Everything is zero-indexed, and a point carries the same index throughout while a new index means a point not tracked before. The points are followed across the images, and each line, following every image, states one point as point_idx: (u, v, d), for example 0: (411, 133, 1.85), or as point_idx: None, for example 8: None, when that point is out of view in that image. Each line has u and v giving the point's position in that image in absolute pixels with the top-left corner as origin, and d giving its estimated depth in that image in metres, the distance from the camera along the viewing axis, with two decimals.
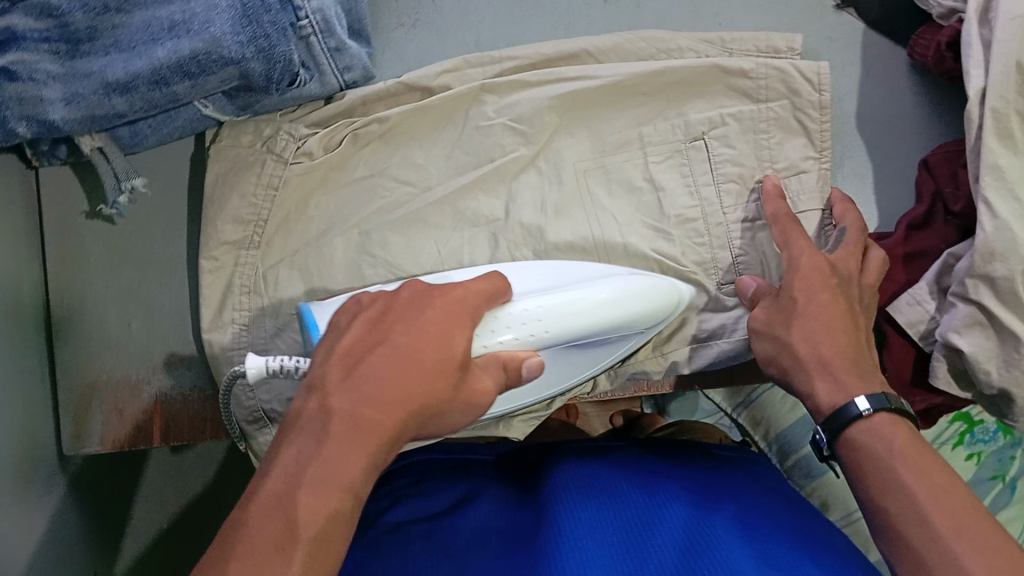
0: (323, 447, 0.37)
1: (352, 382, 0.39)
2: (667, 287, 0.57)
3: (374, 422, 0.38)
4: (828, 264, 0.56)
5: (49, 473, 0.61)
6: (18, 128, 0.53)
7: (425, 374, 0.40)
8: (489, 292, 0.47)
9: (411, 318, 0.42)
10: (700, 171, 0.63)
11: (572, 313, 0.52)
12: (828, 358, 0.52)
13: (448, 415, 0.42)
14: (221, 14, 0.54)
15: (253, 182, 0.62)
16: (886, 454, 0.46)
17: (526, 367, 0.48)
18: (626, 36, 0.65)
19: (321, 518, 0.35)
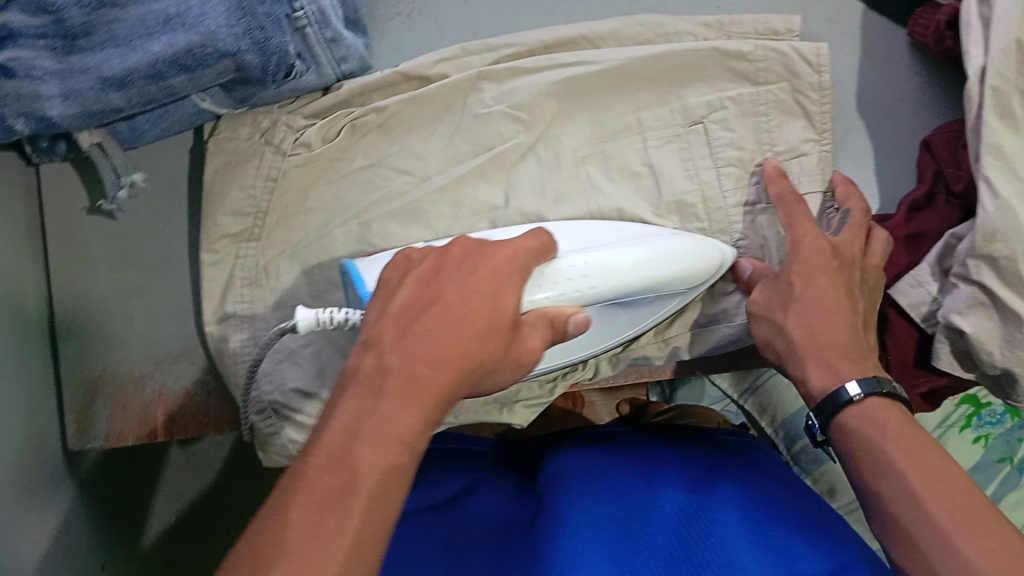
0: (380, 403, 0.36)
1: (407, 340, 0.38)
2: (709, 250, 0.56)
3: (428, 380, 0.37)
4: (830, 248, 0.56)
5: (56, 468, 0.61)
6: (17, 125, 0.53)
7: (479, 332, 0.39)
8: (536, 248, 0.46)
9: (462, 276, 0.41)
10: (700, 155, 0.63)
11: (617, 272, 0.51)
12: (823, 345, 0.51)
13: (501, 373, 0.41)
14: (216, 7, 0.53)
15: (252, 174, 0.62)
16: (878, 437, 0.46)
17: (574, 323, 0.45)
18: (624, 20, 0.64)
19: (381, 470, 0.35)
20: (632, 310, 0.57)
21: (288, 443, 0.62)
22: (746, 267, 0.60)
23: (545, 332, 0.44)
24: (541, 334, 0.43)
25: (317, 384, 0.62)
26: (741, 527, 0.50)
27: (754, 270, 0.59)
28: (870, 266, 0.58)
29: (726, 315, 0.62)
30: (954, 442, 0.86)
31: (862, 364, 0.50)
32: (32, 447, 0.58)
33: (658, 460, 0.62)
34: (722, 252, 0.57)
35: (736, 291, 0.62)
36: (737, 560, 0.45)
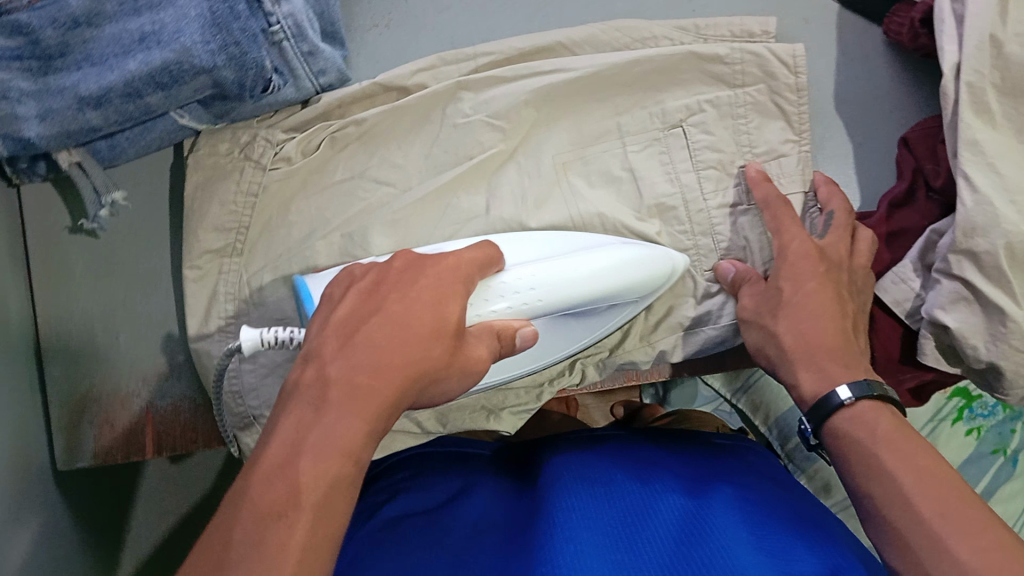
0: (321, 416, 0.36)
1: (349, 350, 0.39)
2: (664, 258, 0.58)
3: (371, 389, 0.37)
4: (817, 249, 0.56)
5: (44, 489, 0.61)
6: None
7: (424, 339, 0.40)
8: (482, 260, 0.47)
9: (405, 287, 0.42)
10: (680, 158, 0.63)
11: (565, 281, 0.52)
12: (815, 347, 0.52)
13: (447, 382, 0.42)
14: (190, 23, 0.54)
15: (233, 189, 0.62)
16: (869, 440, 0.46)
17: (521, 335, 0.47)
18: (600, 26, 0.65)
19: (326, 482, 0.35)
20: (585, 317, 0.58)
21: None
22: (728, 269, 0.60)
23: (491, 342, 0.45)
24: (489, 345, 0.45)
25: None
26: (739, 527, 0.49)
27: (735, 272, 0.60)
28: (858, 267, 0.58)
29: (711, 317, 0.62)
30: (946, 437, 0.86)
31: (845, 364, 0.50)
32: (19, 468, 0.58)
33: (655, 464, 0.62)
34: (676, 260, 0.59)
35: (721, 291, 0.62)
36: (734, 557, 0.45)
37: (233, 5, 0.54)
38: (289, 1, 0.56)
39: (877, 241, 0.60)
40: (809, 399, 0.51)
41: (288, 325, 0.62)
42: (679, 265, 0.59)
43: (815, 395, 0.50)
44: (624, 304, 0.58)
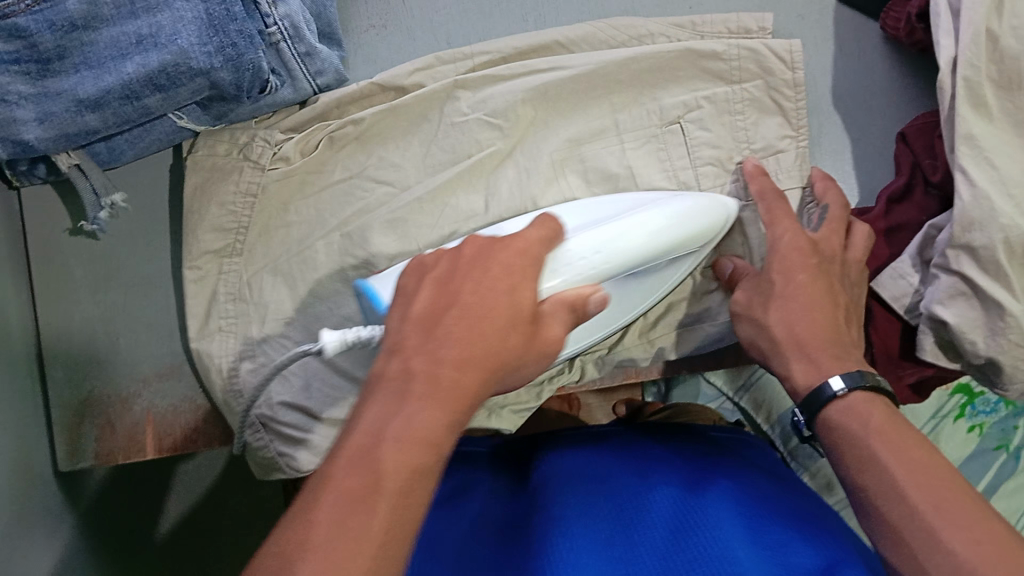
0: (406, 403, 0.36)
1: (431, 343, 0.38)
2: (718, 207, 0.57)
3: (456, 382, 0.37)
4: (810, 243, 0.56)
5: (48, 490, 0.61)
6: None
7: (501, 328, 0.39)
8: (547, 236, 0.46)
9: (477, 276, 0.41)
10: (677, 155, 0.63)
11: (629, 237, 0.51)
12: (806, 338, 0.52)
13: (518, 372, 0.41)
14: (187, 26, 0.54)
15: (232, 191, 0.62)
16: (861, 432, 0.46)
17: (595, 300, 0.44)
18: (596, 24, 0.65)
19: (407, 470, 0.34)
20: (647, 276, 0.57)
21: (277, 455, 0.63)
22: (727, 265, 0.60)
23: (563, 318, 0.43)
24: (561, 322, 0.43)
25: (306, 397, 0.62)
26: (736, 520, 0.49)
27: (734, 267, 0.60)
28: (852, 261, 0.58)
29: (713, 311, 0.62)
30: (947, 434, 0.86)
31: (842, 358, 0.50)
32: (22, 468, 0.58)
33: (655, 459, 0.62)
34: (729, 207, 0.58)
35: (717, 290, 0.62)
36: (729, 550, 0.45)
37: (229, 7, 0.54)
38: (284, 3, 0.57)
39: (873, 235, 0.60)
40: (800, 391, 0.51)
41: (288, 325, 0.62)
42: (733, 211, 0.58)
43: (807, 387, 0.50)
44: (681, 258, 0.57)
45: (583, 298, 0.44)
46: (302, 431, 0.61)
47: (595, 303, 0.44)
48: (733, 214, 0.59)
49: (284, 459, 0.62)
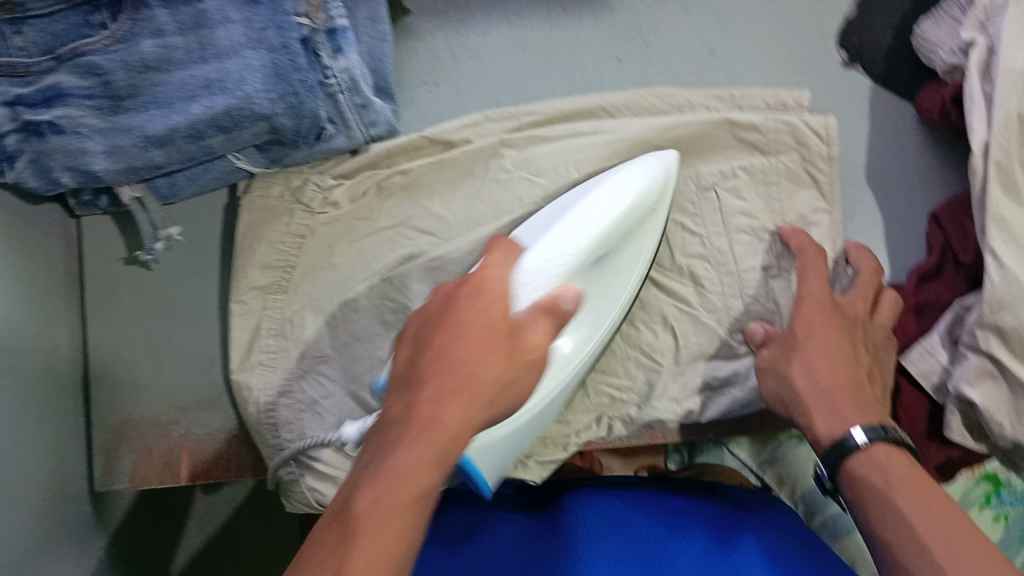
0: (384, 452, 0.39)
1: (410, 390, 0.42)
2: (650, 161, 0.60)
3: (436, 421, 0.40)
4: (832, 302, 0.59)
5: (81, 511, 0.63)
6: (62, 177, 0.57)
7: (476, 351, 0.42)
8: (501, 262, 0.50)
9: (445, 315, 0.45)
10: (712, 221, 0.65)
11: (575, 232, 0.54)
12: (830, 390, 0.54)
13: (503, 394, 0.42)
14: (253, 73, 0.57)
15: (283, 230, 0.65)
16: (881, 482, 0.47)
17: (567, 301, 0.48)
18: (638, 93, 0.67)
19: (380, 512, 0.37)
20: (627, 262, 0.58)
21: (306, 491, 0.64)
22: (757, 331, 0.62)
23: (544, 319, 0.47)
24: (541, 325, 0.46)
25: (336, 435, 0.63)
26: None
27: (766, 332, 0.61)
28: (877, 325, 0.60)
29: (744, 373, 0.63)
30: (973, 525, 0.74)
31: (866, 410, 0.52)
32: (57, 487, 0.60)
33: (679, 512, 0.62)
34: (664, 156, 0.61)
35: (746, 353, 0.63)
36: None
37: (293, 56, 0.58)
38: (345, 56, 0.60)
39: (900, 304, 0.62)
40: (824, 440, 0.52)
41: (326, 363, 0.65)
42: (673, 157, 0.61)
43: (832, 439, 0.52)
44: (654, 226, 0.59)
45: (558, 301, 0.48)
46: (335, 469, 0.63)
47: (568, 304, 0.48)
48: (674, 158, 0.61)
49: (315, 494, 0.64)
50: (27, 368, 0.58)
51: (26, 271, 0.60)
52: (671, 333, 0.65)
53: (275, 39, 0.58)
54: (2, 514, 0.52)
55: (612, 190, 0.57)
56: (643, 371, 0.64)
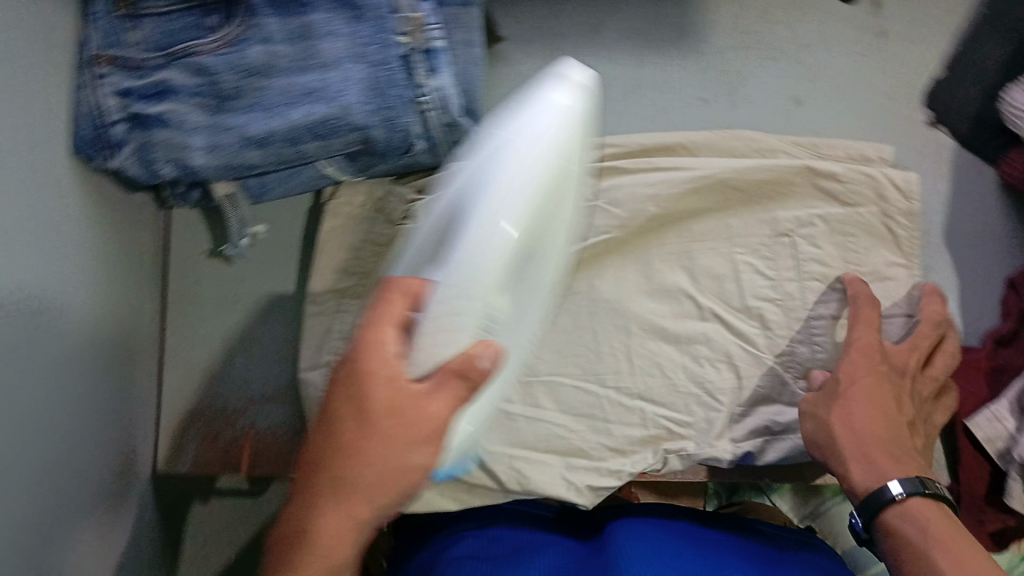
0: (290, 550, 0.47)
1: (306, 494, 0.47)
2: (548, 104, 0.49)
3: (331, 534, 0.46)
4: (881, 349, 0.59)
5: (141, 493, 0.65)
6: (162, 169, 0.60)
7: (366, 461, 0.45)
8: (391, 318, 0.46)
9: (334, 414, 0.46)
10: (785, 265, 0.65)
11: (490, 243, 0.47)
12: (869, 441, 0.55)
13: (408, 476, 0.46)
14: (353, 86, 0.59)
15: (360, 237, 0.67)
16: (919, 538, 0.48)
17: (486, 358, 0.45)
18: (722, 133, 0.68)
19: None
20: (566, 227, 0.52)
21: None
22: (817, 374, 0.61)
23: (450, 381, 0.45)
24: (441, 400, 0.45)
25: None
26: None
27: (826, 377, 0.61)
28: (927, 377, 0.61)
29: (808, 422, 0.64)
30: None
31: (902, 462, 0.53)
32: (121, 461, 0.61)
33: (724, 548, 0.62)
34: (559, 98, 0.49)
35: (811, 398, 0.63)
36: None
37: (393, 73, 0.60)
38: (439, 77, 0.61)
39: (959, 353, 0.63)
40: (858, 489, 0.53)
41: None
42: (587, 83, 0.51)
43: (865, 489, 0.53)
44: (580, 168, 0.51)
45: (473, 358, 0.45)
46: None
47: (488, 359, 0.45)
48: (581, 80, 0.51)
49: None
50: (105, 345, 0.59)
51: (122, 261, 0.62)
52: (734, 372, 0.65)
53: (377, 55, 0.60)
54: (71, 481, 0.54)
55: (527, 171, 0.48)
56: (703, 408, 0.65)
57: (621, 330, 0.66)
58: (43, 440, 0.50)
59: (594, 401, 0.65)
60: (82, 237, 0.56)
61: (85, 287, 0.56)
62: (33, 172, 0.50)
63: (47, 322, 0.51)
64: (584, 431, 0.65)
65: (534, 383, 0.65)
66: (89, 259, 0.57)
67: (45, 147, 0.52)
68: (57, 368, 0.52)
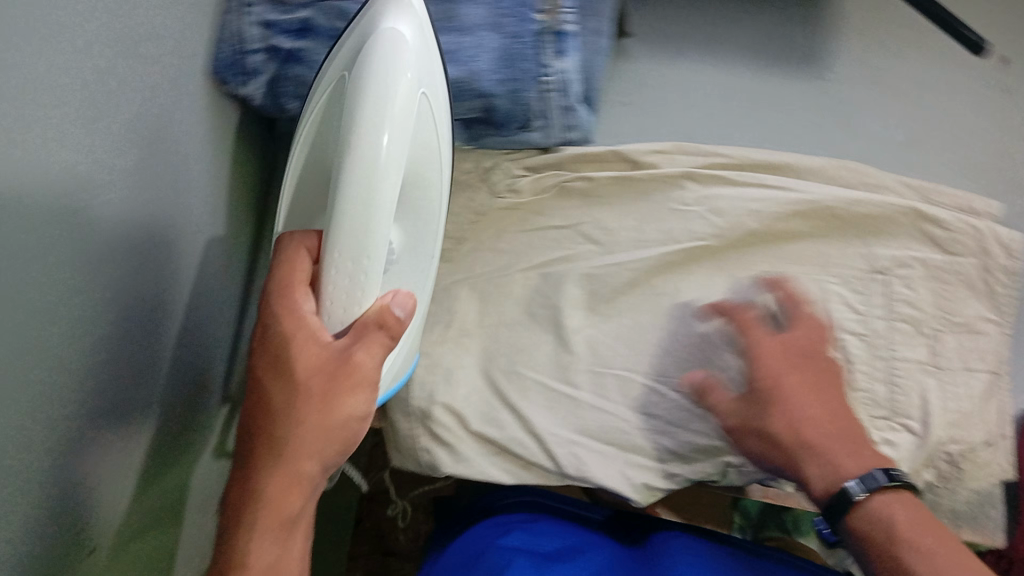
0: (249, 499, 0.50)
1: (257, 447, 0.50)
2: (391, 37, 0.47)
3: (295, 476, 0.50)
4: (782, 348, 0.60)
5: (205, 408, 0.67)
6: (288, 104, 0.62)
7: (306, 406, 0.49)
8: (298, 281, 0.51)
9: (270, 373, 0.50)
10: (875, 302, 0.65)
11: (381, 176, 0.46)
12: (815, 441, 0.56)
13: (341, 429, 0.50)
14: (484, 53, 0.60)
15: (465, 205, 0.70)
16: (886, 535, 0.53)
17: (399, 307, 0.50)
18: (833, 163, 0.68)
19: (265, 546, 0.50)
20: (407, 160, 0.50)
21: (419, 450, 0.66)
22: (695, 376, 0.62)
23: (373, 335, 0.49)
24: (372, 353, 0.49)
25: (466, 406, 0.65)
26: None
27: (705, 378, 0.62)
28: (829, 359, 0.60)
29: None
30: None
31: (859, 458, 0.55)
32: (189, 376, 0.63)
33: (761, 563, 0.65)
34: (389, 30, 0.48)
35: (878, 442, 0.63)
36: None
37: (525, 47, 0.60)
38: (565, 61, 0.62)
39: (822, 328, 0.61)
40: (818, 491, 0.55)
41: (468, 338, 0.67)
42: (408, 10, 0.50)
43: (827, 491, 0.55)
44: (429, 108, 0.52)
45: (387, 310, 0.49)
46: (451, 434, 0.65)
47: (400, 309, 0.50)
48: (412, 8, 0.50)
49: (422, 454, 0.66)
50: (185, 260, 0.59)
51: (223, 182, 0.65)
52: None
53: (513, 27, 0.60)
54: (136, 391, 0.54)
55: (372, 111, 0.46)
56: None
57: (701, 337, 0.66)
58: (133, 333, 0.53)
59: (661, 402, 0.65)
60: (194, 148, 0.58)
61: (187, 194, 0.58)
62: (155, 67, 0.52)
63: (153, 220, 0.53)
64: (648, 431, 0.65)
65: (605, 375, 0.66)
66: (190, 172, 0.58)
67: (174, 54, 0.54)
68: (137, 272, 0.52)
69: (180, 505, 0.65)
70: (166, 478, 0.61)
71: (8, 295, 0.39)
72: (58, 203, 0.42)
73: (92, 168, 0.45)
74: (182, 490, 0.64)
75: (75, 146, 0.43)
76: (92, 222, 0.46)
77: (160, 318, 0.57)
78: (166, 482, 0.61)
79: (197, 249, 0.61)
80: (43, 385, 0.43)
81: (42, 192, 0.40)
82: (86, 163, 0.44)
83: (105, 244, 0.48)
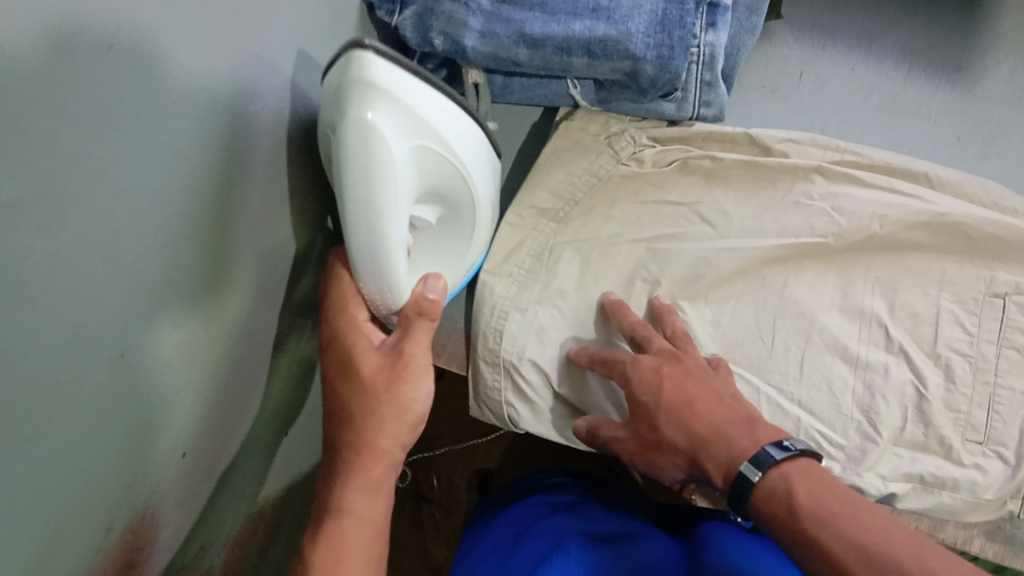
0: (340, 470, 0.53)
1: (338, 433, 0.54)
2: (359, 133, 0.45)
3: (378, 448, 0.53)
4: (641, 361, 0.59)
5: (310, 338, 0.67)
6: (435, 41, 0.59)
7: (377, 390, 0.53)
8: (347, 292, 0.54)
9: (340, 370, 0.54)
10: (988, 326, 0.63)
11: (385, 253, 0.49)
12: (704, 436, 0.53)
13: (409, 412, 0.54)
14: (641, 15, 0.59)
15: (584, 166, 0.68)
16: (785, 514, 0.46)
17: (431, 290, 0.54)
18: (966, 177, 0.66)
19: (362, 502, 0.52)
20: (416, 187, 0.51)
21: (502, 402, 0.67)
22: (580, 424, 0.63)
23: (416, 324, 0.53)
24: (423, 341, 0.54)
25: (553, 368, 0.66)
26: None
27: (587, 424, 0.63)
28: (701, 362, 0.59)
29: (967, 485, 0.63)
30: None
31: (752, 433, 0.51)
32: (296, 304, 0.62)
33: None
34: (358, 122, 0.44)
35: (971, 467, 0.63)
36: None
37: (684, 14, 0.59)
38: (715, 33, 0.62)
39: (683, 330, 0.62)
40: (720, 481, 0.51)
41: (563, 299, 0.66)
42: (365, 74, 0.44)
43: (725, 478, 0.50)
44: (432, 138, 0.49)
45: (421, 298, 0.53)
46: (537, 393, 0.66)
47: (433, 291, 0.54)
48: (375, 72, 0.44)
49: (507, 408, 0.67)
50: (303, 186, 0.58)
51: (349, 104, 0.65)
52: (902, 413, 0.63)
53: None
54: (247, 318, 0.53)
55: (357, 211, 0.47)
56: (861, 436, 0.63)
57: (801, 336, 0.64)
58: (249, 257, 0.52)
59: (752, 394, 0.64)
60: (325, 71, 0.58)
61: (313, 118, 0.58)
62: None
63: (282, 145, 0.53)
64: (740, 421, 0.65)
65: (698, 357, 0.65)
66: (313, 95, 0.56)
67: None
68: (257, 197, 0.51)
69: (279, 432, 0.65)
70: (267, 402, 0.61)
71: (146, 196, 0.39)
72: (197, 117, 0.42)
73: (233, 77, 0.45)
74: (282, 413, 0.65)
75: (220, 58, 0.43)
76: (216, 133, 0.44)
77: (275, 246, 0.56)
78: (267, 408, 0.61)
79: (312, 179, 0.60)
80: (171, 299, 0.43)
81: (168, 94, 0.39)
82: (210, 81, 0.43)
83: (231, 161, 0.47)
